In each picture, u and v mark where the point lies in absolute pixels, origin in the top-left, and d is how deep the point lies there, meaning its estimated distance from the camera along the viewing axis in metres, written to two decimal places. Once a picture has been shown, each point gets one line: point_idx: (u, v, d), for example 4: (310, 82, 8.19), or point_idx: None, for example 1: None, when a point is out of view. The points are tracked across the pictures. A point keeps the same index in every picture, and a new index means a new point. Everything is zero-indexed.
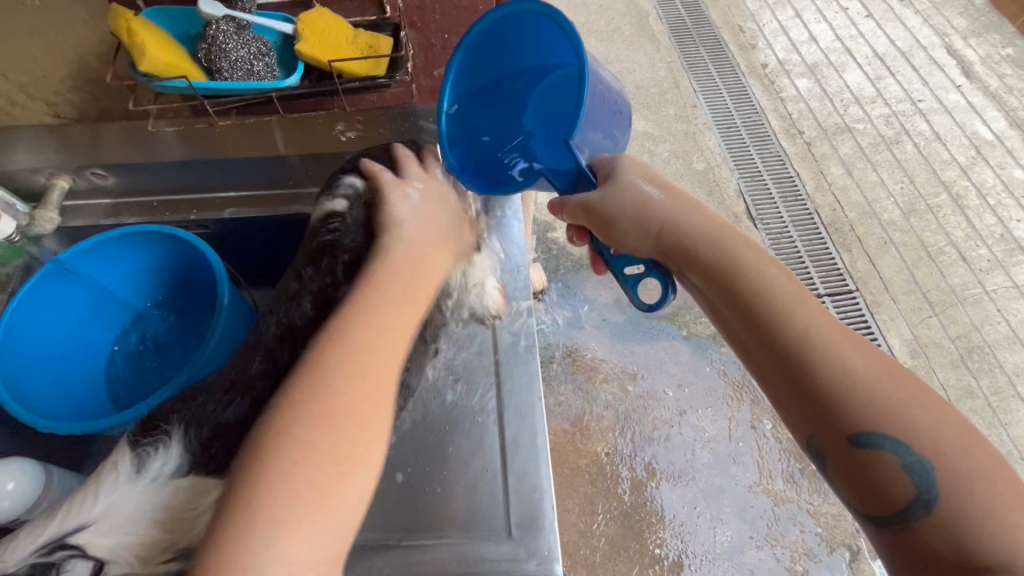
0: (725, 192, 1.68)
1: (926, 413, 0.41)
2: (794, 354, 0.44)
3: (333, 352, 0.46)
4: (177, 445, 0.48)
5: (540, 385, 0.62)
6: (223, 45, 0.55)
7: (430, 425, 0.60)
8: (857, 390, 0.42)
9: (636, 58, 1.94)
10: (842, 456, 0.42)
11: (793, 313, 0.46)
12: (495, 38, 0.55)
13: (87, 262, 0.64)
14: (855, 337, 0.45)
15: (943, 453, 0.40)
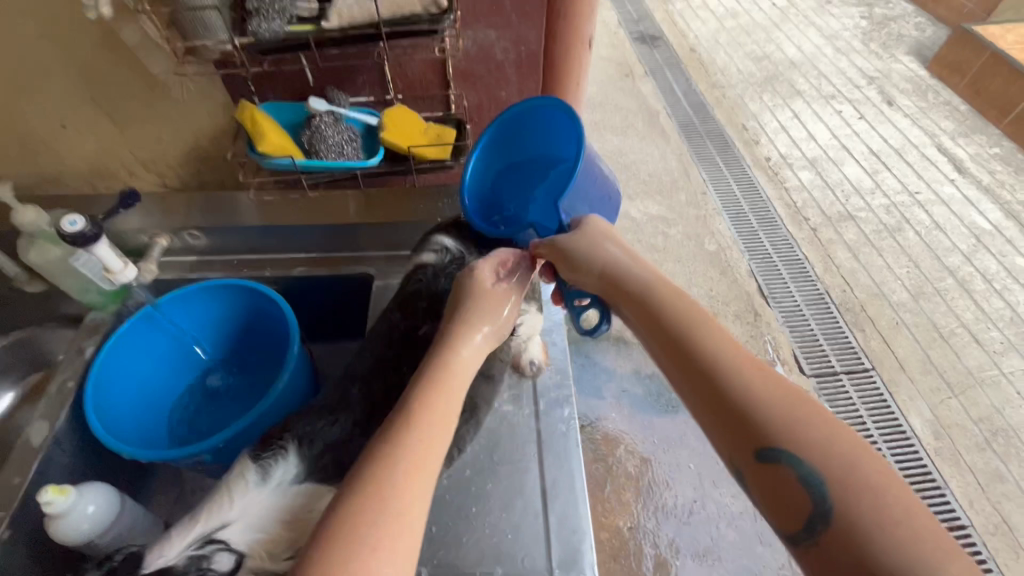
0: (737, 271, 1.75)
1: (821, 431, 0.42)
2: (700, 375, 0.46)
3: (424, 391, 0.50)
4: (295, 457, 0.54)
5: (578, 435, 0.67)
6: (323, 131, 0.66)
7: (477, 468, 0.65)
8: (756, 408, 0.43)
9: (648, 151, 2.13)
10: (752, 472, 0.43)
11: (702, 336, 0.48)
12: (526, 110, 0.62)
13: (176, 310, 0.72)
14: (760, 363, 0.46)
15: (837, 468, 0.40)
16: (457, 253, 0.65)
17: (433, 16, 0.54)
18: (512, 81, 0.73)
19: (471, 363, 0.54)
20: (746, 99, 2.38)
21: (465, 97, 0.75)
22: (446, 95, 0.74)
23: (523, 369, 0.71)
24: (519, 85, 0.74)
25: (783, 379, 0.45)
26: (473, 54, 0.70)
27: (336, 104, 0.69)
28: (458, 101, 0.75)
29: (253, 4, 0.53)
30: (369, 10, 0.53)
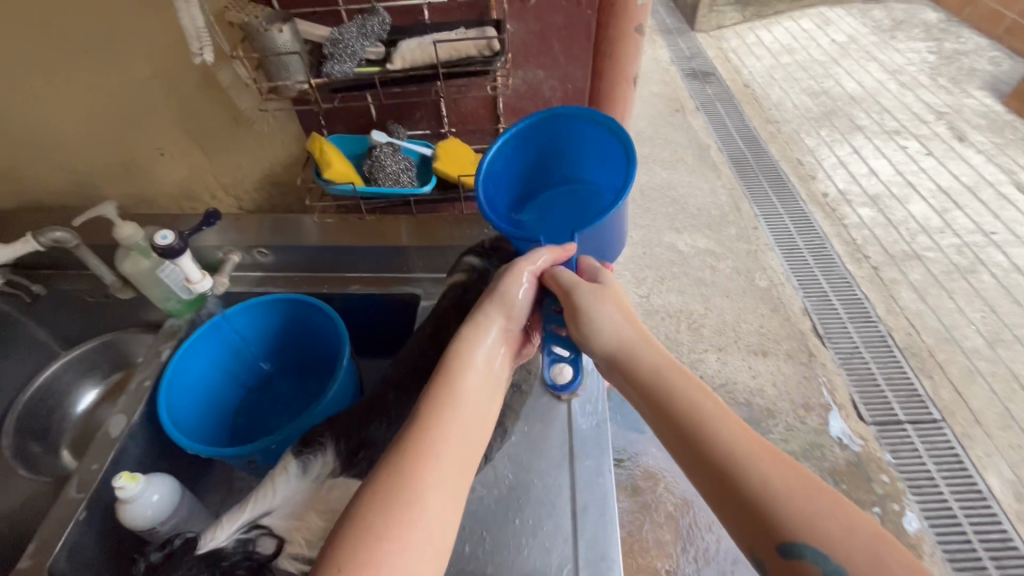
0: (791, 309, 1.69)
1: (840, 522, 0.41)
2: (714, 464, 0.46)
3: (450, 381, 0.54)
4: (332, 452, 0.60)
5: (609, 463, 0.67)
6: (383, 161, 0.71)
7: (508, 487, 0.66)
8: (770, 501, 0.43)
9: (697, 184, 2.12)
10: (775, 569, 0.42)
11: (713, 423, 0.48)
12: (575, 121, 0.67)
13: (243, 317, 0.78)
14: (771, 448, 0.47)
15: (860, 564, 0.39)
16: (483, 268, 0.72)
17: (487, 58, 0.59)
18: None
19: (485, 370, 0.57)
20: (802, 133, 2.34)
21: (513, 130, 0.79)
22: (496, 129, 0.79)
23: (557, 391, 0.73)
24: None
25: (800, 468, 0.45)
26: (523, 92, 0.75)
27: (395, 137, 0.75)
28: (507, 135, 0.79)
29: (329, 49, 0.59)
30: (430, 54, 0.59)
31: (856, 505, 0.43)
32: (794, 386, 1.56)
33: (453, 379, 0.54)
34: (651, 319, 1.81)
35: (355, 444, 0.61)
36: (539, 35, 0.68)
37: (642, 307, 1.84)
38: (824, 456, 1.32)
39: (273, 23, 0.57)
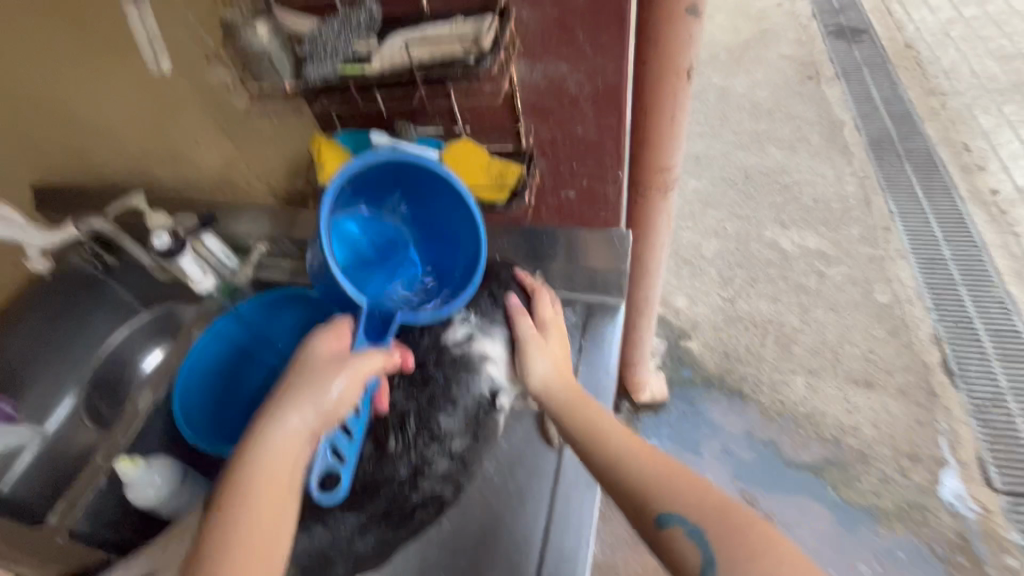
0: (915, 334, 1.54)
1: (697, 497, 0.53)
2: (605, 469, 0.58)
3: (250, 469, 0.52)
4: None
5: (590, 544, 0.61)
6: None
7: (476, 535, 0.62)
8: (647, 490, 0.55)
9: (819, 170, 1.95)
10: (657, 540, 0.53)
11: (604, 436, 0.60)
12: (441, 192, 0.63)
13: (254, 311, 0.79)
14: (647, 447, 0.59)
15: (713, 524, 0.52)
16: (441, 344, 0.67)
17: (471, 59, 0.50)
18: (590, 116, 0.65)
19: (298, 447, 0.53)
20: (975, 110, 2.03)
21: (536, 130, 0.68)
22: (516, 127, 0.67)
23: (550, 438, 0.66)
24: (597, 120, 0.65)
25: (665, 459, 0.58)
26: (545, 87, 0.63)
27: (403, 138, 0.67)
28: (529, 136, 0.68)
29: (307, 49, 0.55)
30: (403, 54, 0.52)
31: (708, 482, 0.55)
32: (903, 430, 1.39)
33: (245, 471, 0.52)
34: (733, 326, 1.60)
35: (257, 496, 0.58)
36: (558, 21, 0.56)
37: (725, 311, 1.63)
38: (928, 522, 1.26)
39: (254, 21, 0.54)
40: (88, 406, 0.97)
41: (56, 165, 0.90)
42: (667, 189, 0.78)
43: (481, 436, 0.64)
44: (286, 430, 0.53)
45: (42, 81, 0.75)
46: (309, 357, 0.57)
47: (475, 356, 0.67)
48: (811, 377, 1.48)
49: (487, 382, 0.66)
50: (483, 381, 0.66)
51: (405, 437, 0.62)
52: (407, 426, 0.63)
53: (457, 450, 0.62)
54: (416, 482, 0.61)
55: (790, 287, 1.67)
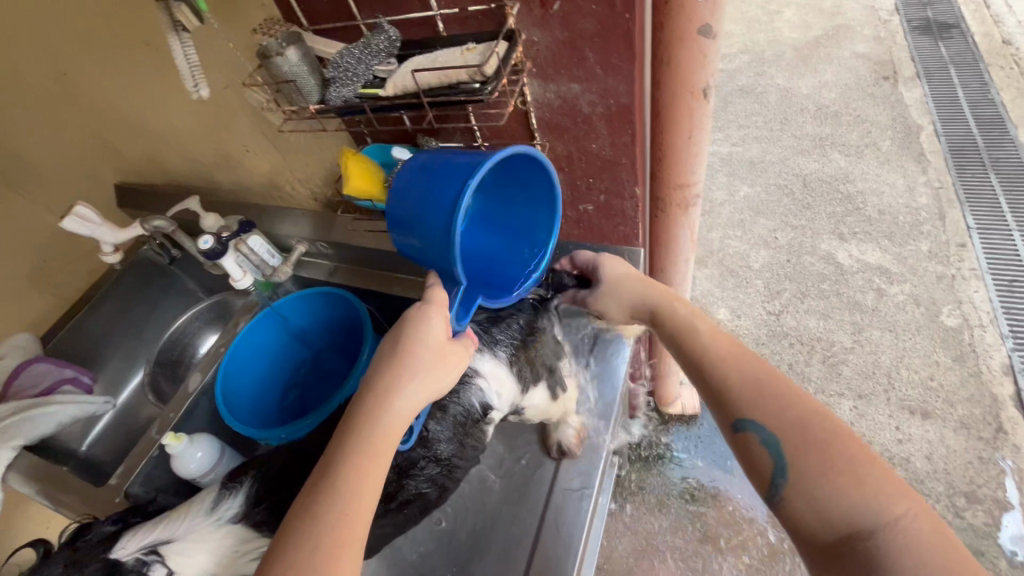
0: (986, 361, 1.42)
1: (796, 414, 0.51)
2: (699, 369, 0.58)
3: (371, 410, 0.52)
4: (242, 495, 0.65)
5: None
6: None
7: (467, 531, 0.67)
8: (734, 395, 0.54)
9: (888, 179, 1.82)
10: (738, 444, 0.53)
11: (701, 341, 0.60)
12: (534, 181, 0.60)
13: (290, 306, 0.84)
14: (741, 354, 0.57)
15: (803, 431, 0.50)
16: None
17: (476, 85, 0.54)
18: (603, 134, 0.66)
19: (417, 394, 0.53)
20: None
21: (553, 145, 0.69)
22: (532, 143, 0.70)
23: (549, 449, 0.70)
24: (609, 139, 0.65)
25: (768, 373, 0.55)
26: (558, 106, 0.64)
27: (425, 153, 0.70)
28: (544, 152, 0.70)
29: (331, 73, 0.59)
30: (412, 81, 0.57)
31: (819, 405, 0.52)
32: (961, 466, 1.28)
33: (362, 429, 0.51)
34: (777, 342, 1.53)
35: (262, 477, 0.66)
36: (568, 44, 0.57)
37: (769, 326, 1.56)
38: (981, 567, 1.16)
39: (284, 45, 0.58)
40: (153, 382, 1.08)
41: (138, 172, 1.02)
42: (688, 205, 0.76)
43: (468, 445, 0.64)
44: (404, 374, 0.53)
45: (118, 92, 0.84)
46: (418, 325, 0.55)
47: (469, 369, 0.64)
48: (860, 402, 1.39)
49: (479, 393, 0.63)
50: (476, 392, 0.63)
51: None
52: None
53: (443, 453, 0.62)
54: (402, 481, 0.61)
55: (844, 304, 1.57)
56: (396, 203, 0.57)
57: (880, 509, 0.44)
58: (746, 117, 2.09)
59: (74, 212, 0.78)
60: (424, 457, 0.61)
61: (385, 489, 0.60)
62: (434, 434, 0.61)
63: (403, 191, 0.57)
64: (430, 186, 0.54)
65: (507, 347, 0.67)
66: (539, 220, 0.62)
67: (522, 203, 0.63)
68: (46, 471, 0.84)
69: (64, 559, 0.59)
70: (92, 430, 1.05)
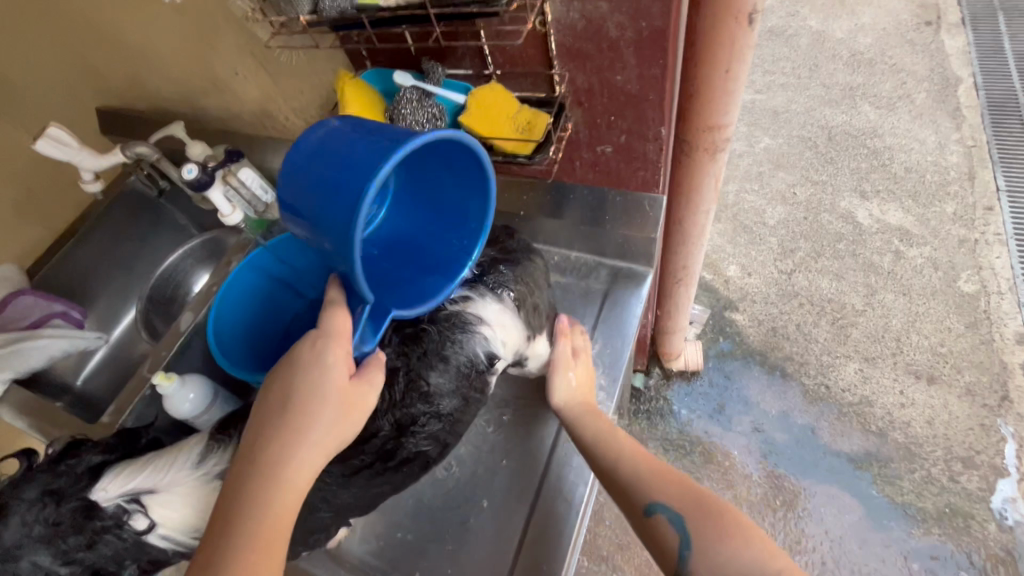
0: (1000, 328, 1.39)
1: (688, 490, 0.57)
2: (602, 466, 0.61)
3: (265, 461, 0.50)
4: (231, 451, 0.63)
5: (575, 519, 0.61)
6: (403, 109, 0.62)
7: (463, 484, 0.66)
8: (639, 483, 0.58)
9: (919, 134, 1.72)
10: (648, 531, 0.56)
11: (603, 430, 0.64)
12: (465, 163, 0.54)
13: (283, 248, 0.81)
14: (635, 448, 0.62)
15: (697, 507, 0.55)
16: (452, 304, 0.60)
17: None
18: (630, 65, 0.59)
19: (317, 442, 0.50)
20: None
21: (572, 77, 0.62)
22: (549, 72, 0.63)
23: (553, 406, 0.68)
24: (637, 70, 0.59)
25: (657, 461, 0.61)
26: (582, 29, 0.57)
27: (430, 80, 0.64)
28: (562, 83, 0.63)
29: None
30: None
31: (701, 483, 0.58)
32: (962, 432, 1.27)
33: (258, 486, 0.49)
34: (786, 302, 1.49)
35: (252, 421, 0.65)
36: None
37: (780, 285, 1.52)
38: (970, 528, 1.18)
39: None
40: (146, 320, 1.05)
41: (116, 96, 0.95)
42: (716, 150, 0.69)
43: (472, 397, 0.59)
44: (298, 424, 0.50)
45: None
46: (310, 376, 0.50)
47: (472, 317, 0.59)
48: (866, 365, 1.38)
49: (484, 343, 0.59)
50: (480, 342, 0.58)
51: (392, 395, 0.56)
52: (395, 383, 0.56)
53: (446, 409, 0.57)
54: (401, 438, 0.56)
55: (859, 265, 1.52)
56: (293, 182, 0.51)
57: (768, 565, 0.50)
58: (773, 62, 1.95)
59: (48, 133, 0.71)
60: (424, 412, 0.56)
61: (384, 447, 0.56)
62: (433, 391, 0.56)
63: (301, 172, 0.50)
64: (328, 178, 0.47)
65: (510, 292, 0.63)
66: (468, 205, 0.57)
67: (452, 186, 0.57)
68: (37, 405, 0.83)
69: (43, 484, 0.59)
70: (85, 366, 1.03)
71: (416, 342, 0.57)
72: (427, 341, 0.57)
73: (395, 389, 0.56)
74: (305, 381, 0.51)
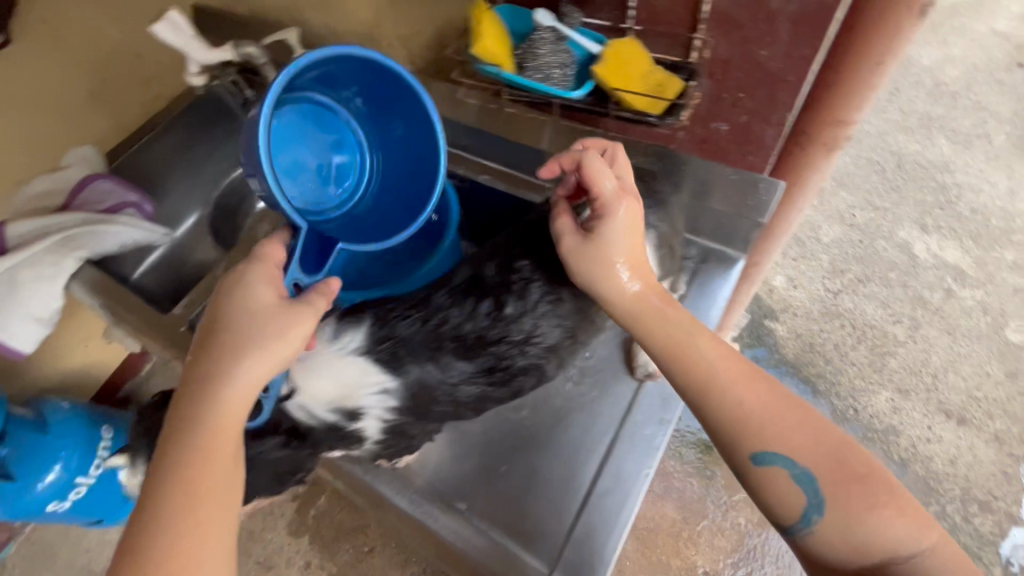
0: None
1: (813, 439, 0.55)
2: (711, 408, 0.56)
3: (202, 384, 0.53)
4: (362, 329, 0.64)
5: (657, 458, 0.63)
6: (538, 49, 0.63)
7: (530, 424, 0.68)
8: (751, 430, 0.54)
9: (991, 177, 1.68)
10: (762, 479, 0.55)
11: (704, 359, 0.57)
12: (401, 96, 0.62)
13: None
14: (742, 375, 0.56)
15: (826, 464, 0.54)
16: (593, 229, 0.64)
17: None
18: (781, 41, 0.57)
19: (253, 370, 0.53)
20: None
21: (714, 45, 0.61)
22: (690, 37, 0.61)
23: (634, 368, 0.68)
24: (787, 48, 0.58)
25: (770, 392, 0.56)
26: None
27: (565, 24, 0.64)
28: (701, 50, 0.61)
29: None
30: None
31: (828, 424, 0.56)
32: (984, 476, 1.28)
33: (203, 409, 0.53)
34: (828, 321, 1.48)
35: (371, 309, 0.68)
36: None
37: (824, 303, 1.51)
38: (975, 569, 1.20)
39: None
40: (212, 224, 1.06)
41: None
42: (834, 146, 0.68)
43: (592, 322, 0.65)
44: (230, 351, 0.53)
45: None
46: (242, 309, 0.54)
47: None
48: (898, 396, 1.37)
49: (620, 273, 0.64)
50: (617, 272, 0.64)
51: (525, 303, 0.62)
52: (531, 291, 0.62)
53: (569, 327, 0.63)
54: (523, 347, 0.62)
55: (907, 297, 1.50)
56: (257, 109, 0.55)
57: (909, 535, 0.51)
58: None
59: (168, 18, 0.71)
60: (552, 323, 0.62)
61: (506, 353, 0.62)
62: (566, 311, 0.62)
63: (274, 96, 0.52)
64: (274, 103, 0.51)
65: (653, 231, 0.64)
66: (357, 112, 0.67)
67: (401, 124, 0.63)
68: (109, 287, 0.83)
69: None
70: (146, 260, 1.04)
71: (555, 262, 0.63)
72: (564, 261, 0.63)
73: (530, 299, 0.62)
74: (237, 314, 0.54)
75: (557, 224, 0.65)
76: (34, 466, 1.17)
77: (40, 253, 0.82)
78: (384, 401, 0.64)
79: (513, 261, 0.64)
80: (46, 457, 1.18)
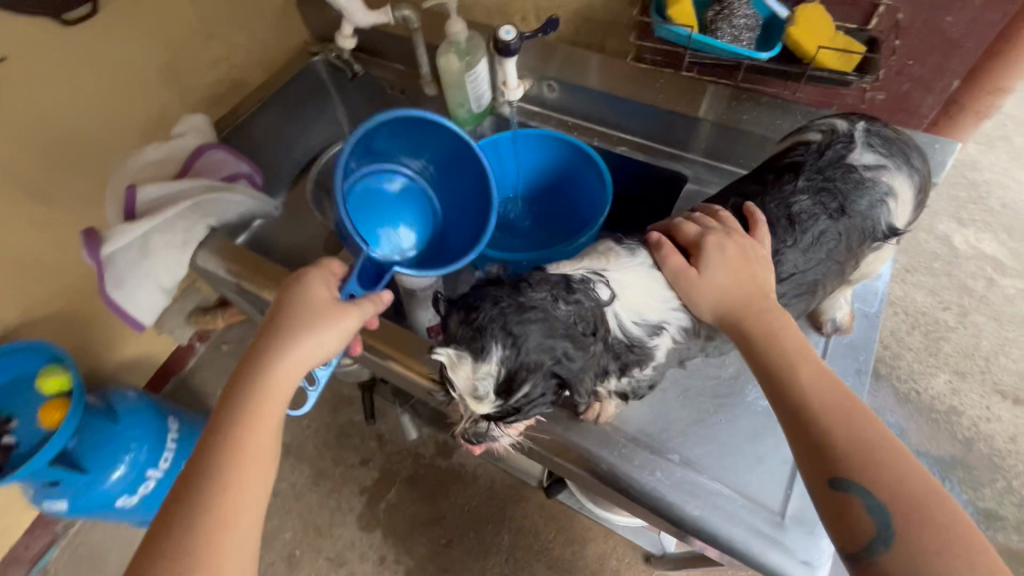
0: None
1: (904, 477, 0.46)
2: (798, 414, 0.51)
3: (247, 377, 0.53)
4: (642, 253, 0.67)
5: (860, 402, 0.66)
6: (732, 10, 0.65)
7: (722, 380, 0.69)
8: (834, 446, 0.48)
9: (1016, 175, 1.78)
10: (831, 504, 0.47)
11: (800, 369, 0.54)
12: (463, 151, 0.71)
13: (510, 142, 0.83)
14: (848, 404, 0.50)
15: (921, 504, 0.45)
16: (865, 168, 0.65)
17: None
18: (972, 5, 0.62)
19: (300, 361, 0.54)
20: None
21: (898, 10, 0.65)
22: (875, 3, 0.66)
23: (822, 325, 0.72)
24: (978, 11, 0.62)
25: (868, 420, 0.50)
26: None
27: None
28: (886, 15, 0.66)
29: None
30: None
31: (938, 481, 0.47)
32: None
33: (248, 400, 0.52)
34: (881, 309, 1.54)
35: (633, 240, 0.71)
36: None
37: None
38: None
39: None
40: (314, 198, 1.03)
41: None
42: (986, 116, 0.71)
43: (854, 259, 0.66)
44: (275, 344, 0.54)
45: None
46: (295, 297, 0.56)
47: (884, 186, 0.65)
48: (955, 378, 1.43)
49: (888, 215, 0.65)
50: (886, 214, 0.65)
51: (806, 236, 0.63)
52: (811, 225, 0.64)
53: (839, 261, 0.65)
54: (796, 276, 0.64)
55: (953, 286, 1.57)
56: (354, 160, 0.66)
57: None
58: None
59: None
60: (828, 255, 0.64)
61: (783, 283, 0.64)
62: (842, 248, 0.64)
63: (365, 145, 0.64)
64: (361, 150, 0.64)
65: (919, 175, 0.66)
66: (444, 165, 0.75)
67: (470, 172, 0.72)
68: (237, 251, 0.80)
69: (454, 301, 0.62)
70: None
71: (835, 196, 0.64)
72: (841, 196, 0.64)
73: (817, 231, 0.64)
74: (284, 312, 0.55)
75: (825, 163, 0.65)
76: (104, 458, 1.08)
77: (172, 217, 0.79)
78: (683, 320, 0.65)
79: (788, 196, 0.65)
80: (115, 448, 1.10)
